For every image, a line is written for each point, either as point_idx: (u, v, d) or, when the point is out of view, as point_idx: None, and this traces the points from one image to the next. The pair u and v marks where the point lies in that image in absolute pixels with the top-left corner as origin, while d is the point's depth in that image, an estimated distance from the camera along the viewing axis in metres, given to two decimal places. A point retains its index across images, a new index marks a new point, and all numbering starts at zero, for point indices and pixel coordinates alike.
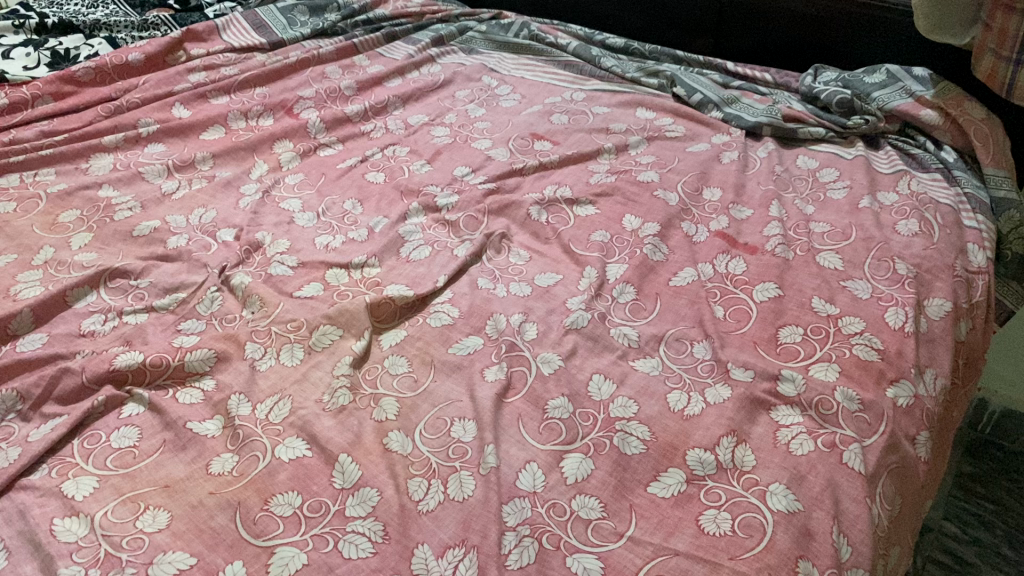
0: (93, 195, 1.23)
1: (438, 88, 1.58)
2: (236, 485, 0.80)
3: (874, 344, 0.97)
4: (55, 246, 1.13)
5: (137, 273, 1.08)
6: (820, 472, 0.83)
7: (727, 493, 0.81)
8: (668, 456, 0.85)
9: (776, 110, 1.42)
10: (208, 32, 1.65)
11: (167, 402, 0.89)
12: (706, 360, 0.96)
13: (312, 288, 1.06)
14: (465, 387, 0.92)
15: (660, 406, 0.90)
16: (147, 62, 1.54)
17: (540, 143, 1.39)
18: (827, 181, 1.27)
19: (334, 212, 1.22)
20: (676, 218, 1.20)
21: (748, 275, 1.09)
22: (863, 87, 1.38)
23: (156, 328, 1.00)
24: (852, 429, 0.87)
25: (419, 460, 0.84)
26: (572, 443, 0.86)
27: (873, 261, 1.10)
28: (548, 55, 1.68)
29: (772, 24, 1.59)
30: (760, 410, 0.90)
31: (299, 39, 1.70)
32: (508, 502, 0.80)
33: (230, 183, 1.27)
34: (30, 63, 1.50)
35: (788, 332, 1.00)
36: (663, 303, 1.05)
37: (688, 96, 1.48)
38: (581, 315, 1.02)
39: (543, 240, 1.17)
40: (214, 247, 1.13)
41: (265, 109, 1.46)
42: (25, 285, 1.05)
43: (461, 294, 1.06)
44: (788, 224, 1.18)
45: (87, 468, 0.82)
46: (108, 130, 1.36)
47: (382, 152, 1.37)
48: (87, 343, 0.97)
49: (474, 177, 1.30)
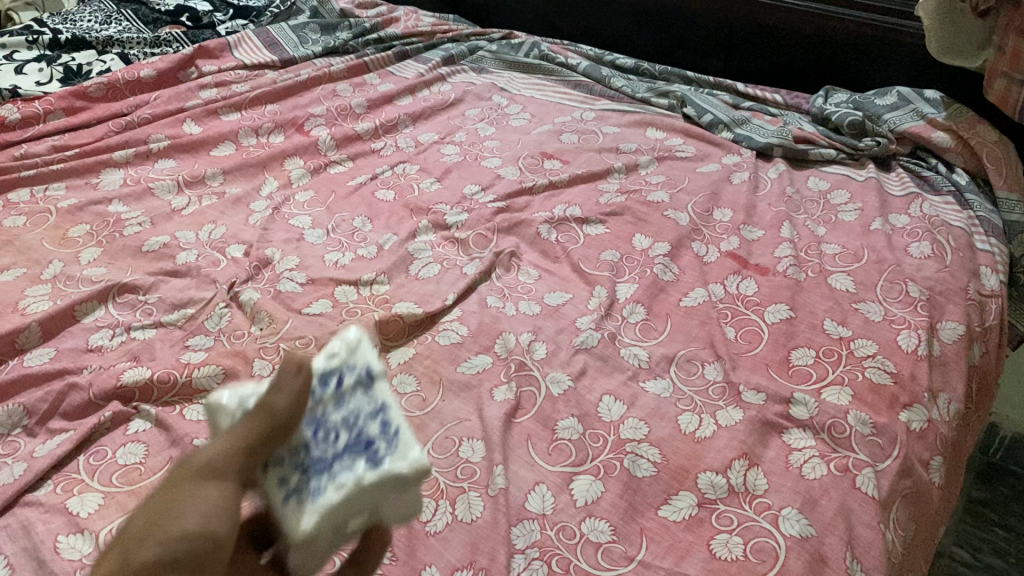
0: (103, 211, 1.23)
1: (448, 107, 1.58)
2: None
3: (887, 367, 0.96)
4: (64, 260, 1.13)
5: (145, 288, 1.08)
6: (833, 497, 0.82)
7: (739, 517, 0.80)
8: (680, 479, 0.84)
9: (787, 131, 1.41)
10: (220, 49, 1.66)
11: (174, 419, 0.89)
12: (718, 382, 0.95)
13: (321, 305, 1.05)
14: (474, 406, 0.92)
15: (671, 428, 0.89)
16: (159, 78, 1.55)
17: (549, 162, 1.39)
18: (838, 203, 1.27)
19: (344, 229, 1.22)
20: (686, 238, 1.19)
21: (760, 296, 1.08)
22: (874, 108, 1.38)
23: (164, 344, 0.99)
24: (865, 453, 0.86)
25: (427, 480, 0.83)
26: (582, 465, 0.85)
27: (885, 283, 1.09)
28: (558, 75, 1.68)
29: (783, 45, 1.59)
30: (771, 433, 0.89)
31: (310, 57, 1.70)
32: (517, 524, 0.79)
33: (240, 200, 1.27)
34: (42, 79, 1.51)
35: (801, 354, 0.99)
36: (674, 324, 1.04)
37: (699, 116, 1.48)
38: (590, 334, 1.01)
39: (552, 259, 1.17)
40: (223, 263, 1.13)
41: (275, 125, 1.46)
42: (33, 299, 1.05)
43: (470, 312, 1.06)
44: (800, 245, 1.17)
45: (92, 484, 0.82)
46: (119, 146, 1.36)
47: (392, 170, 1.37)
48: (95, 358, 0.97)
49: (484, 195, 1.30)
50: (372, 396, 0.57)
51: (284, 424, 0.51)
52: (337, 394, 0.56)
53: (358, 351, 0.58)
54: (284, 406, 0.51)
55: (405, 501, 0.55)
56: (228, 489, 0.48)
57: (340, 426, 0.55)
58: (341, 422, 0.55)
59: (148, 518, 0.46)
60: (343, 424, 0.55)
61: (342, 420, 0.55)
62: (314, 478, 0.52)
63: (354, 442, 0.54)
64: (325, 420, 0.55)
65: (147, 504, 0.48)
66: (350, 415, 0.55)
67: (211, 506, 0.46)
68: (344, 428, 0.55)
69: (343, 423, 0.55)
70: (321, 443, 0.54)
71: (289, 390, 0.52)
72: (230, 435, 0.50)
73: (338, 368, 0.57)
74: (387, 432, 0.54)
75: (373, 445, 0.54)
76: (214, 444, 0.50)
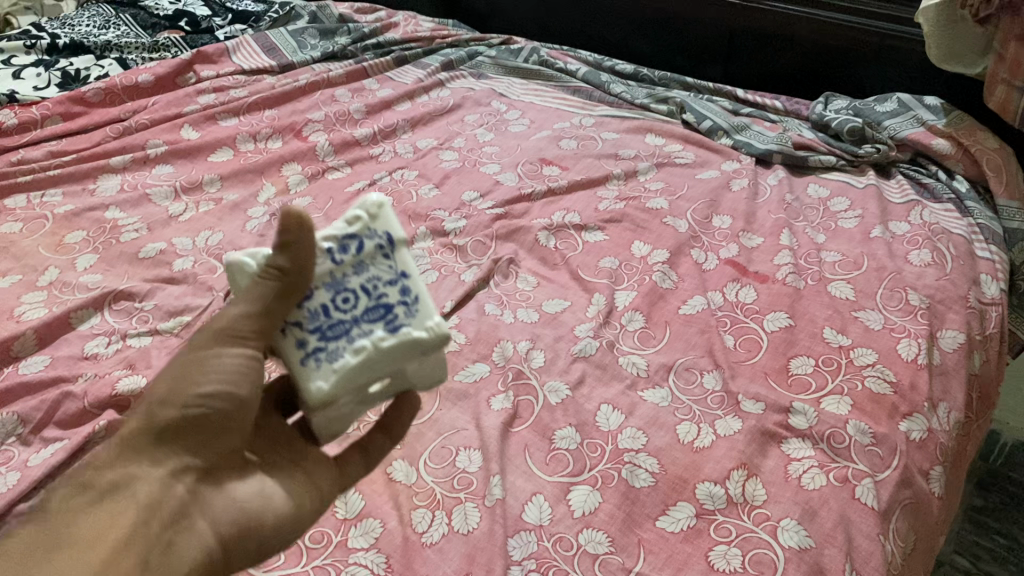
0: (100, 217, 1.22)
1: (447, 112, 1.58)
2: None
3: (886, 376, 0.96)
4: (60, 267, 1.12)
5: (142, 295, 1.07)
6: (832, 507, 0.81)
7: (737, 528, 0.79)
8: (678, 490, 0.83)
9: (786, 137, 1.41)
10: (219, 54, 1.66)
11: None
12: (717, 391, 0.94)
13: None
14: (471, 416, 0.91)
15: (669, 437, 0.89)
16: (157, 83, 1.55)
17: (548, 168, 1.39)
18: (838, 210, 1.26)
19: None
20: (685, 245, 1.19)
21: (759, 303, 1.08)
22: (874, 115, 1.38)
23: (160, 351, 0.98)
24: (865, 464, 0.86)
25: (423, 490, 0.83)
26: (579, 475, 0.84)
27: (885, 291, 1.08)
28: (557, 81, 1.67)
29: (783, 50, 1.58)
30: (770, 443, 0.89)
31: (309, 62, 1.70)
32: (514, 535, 0.79)
33: (238, 206, 1.26)
34: (40, 84, 1.51)
35: (800, 363, 0.98)
36: (673, 332, 1.04)
37: (698, 123, 1.48)
38: (589, 342, 1.00)
39: (551, 266, 1.17)
40: (220, 270, 1.12)
41: (273, 131, 1.46)
42: (29, 306, 1.05)
43: (468, 320, 1.05)
44: (799, 253, 1.17)
45: None
46: (116, 151, 1.36)
47: (390, 176, 1.37)
48: (90, 366, 0.96)
49: (483, 202, 1.29)
50: (392, 265, 0.62)
51: (294, 283, 0.56)
52: (357, 259, 0.61)
53: (379, 218, 0.62)
54: (294, 266, 0.56)
55: (420, 361, 0.63)
56: (247, 353, 0.58)
57: (356, 289, 0.60)
58: (359, 286, 0.60)
59: (175, 380, 0.58)
60: (360, 288, 0.60)
61: (360, 278, 0.60)
62: (333, 338, 0.59)
63: (370, 307, 0.60)
64: (345, 282, 0.60)
65: (181, 357, 0.59)
66: (368, 276, 0.61)
67: (223, 380, 0.58)
68: (362, 292, 0.60)
69: (358, 286, 0.60)
70: (341, 307, 0.59)
71: (297, 251, 0.55)
72: (249, 301, 0.57)
73: (358, 234, 0.61)
74: (406, 300, 0.61)
75: (391, 311, 0.61)
76: (236, 307, 0.58)
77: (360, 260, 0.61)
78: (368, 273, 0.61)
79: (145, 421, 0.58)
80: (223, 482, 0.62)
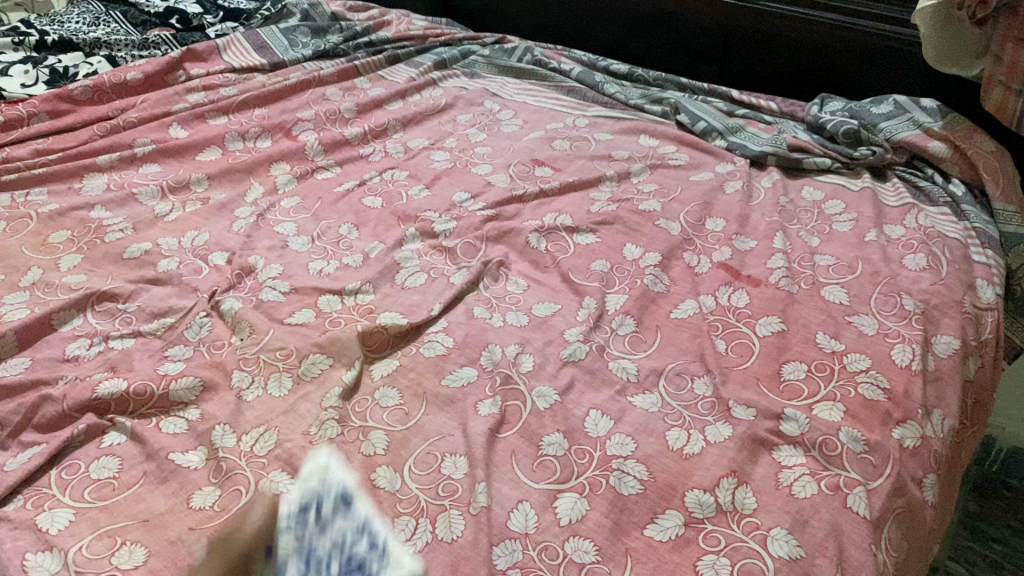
0: (85, 216, 1.21)
1: (439, 112, 1.57)
2: (217, 521, 0.78)
3: (880, 383, 0.94)
4: (43, 267, 1.10)
5: (125, 297, 1.05)
6: (823, 517, 0.80)
7: (726, 537, 0.78)
8: (667, 498, 0.82)
9: (781, 139, 1.39)
10: (209, 52, 1.64)
11: (150, 432, 0.87)
12: (708, 397, 0.93)
13: (304, 314, 1.03)
14: (458, 421, 0.90)
15: (659, 444, 0.87)
16: (146, 82, 1.53)
17: (541, 169, 1.37)
18: (832, 213, 1.25)
19: (330, 237, 1.20)
20: (678, 248, 1.17)
21: (752, 308, 1.06)
22: (870, 117, 1.36)
23: (143, 354, 0.97)
24: (858, 472, 0.84)
25: (407, 497, 0.81)
26: (567, 482, 0.83)
27: (879, 295, 1.07)
28: (550, 80, 1.66)
29: (779, 51, 1.57)
30: (761, 450, 0.87)
31: (300, 60, 1.68)
32: (498, 544, 0.77)
33: (225, 206, 1.25)
34: (28, 81, 1.49)
35: (792, 369, 0.97)
36: (664, 336, 1.02)
37: (692, 124, 1.46)
38: (578, 347, 0.99)
39: (542, 268, 1.15)
40: (206, 271, 1.11)
41: (263, 130, 1.44)
42: (10, 307, 1.03)
43: (456, 323, 1.04)
44: (792, 256, 1.15)
45: (64, 500, 0.80)
46: (103, 150, 1.34)
47: (380, 176, 1.35)
48: (71, 369, 0.95)
49: (473, 203, 1.28)
50: (352, 516, 0.77)
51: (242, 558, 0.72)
52: (319, 523, 0.75)
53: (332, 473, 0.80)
54: (249, 529, 0.74)
55: None
56: None
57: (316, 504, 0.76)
58: (326, 554, 0.72)
59: None
60: (327, 557, 0.72)
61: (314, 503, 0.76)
62: None
63: (343, 569, 0.72)
64: (314, 545, 0.74)
65: None
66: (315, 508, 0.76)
67: None
68: (333, 560, 0.72)
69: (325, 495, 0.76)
70: (319, 566, 0.71)
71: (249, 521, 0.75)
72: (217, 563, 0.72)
73: (316, 498, 0.78)
74: (374, 553, 0.73)
75: (362, 566, 0.72)
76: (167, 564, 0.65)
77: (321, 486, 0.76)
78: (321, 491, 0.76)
79: None
80: None
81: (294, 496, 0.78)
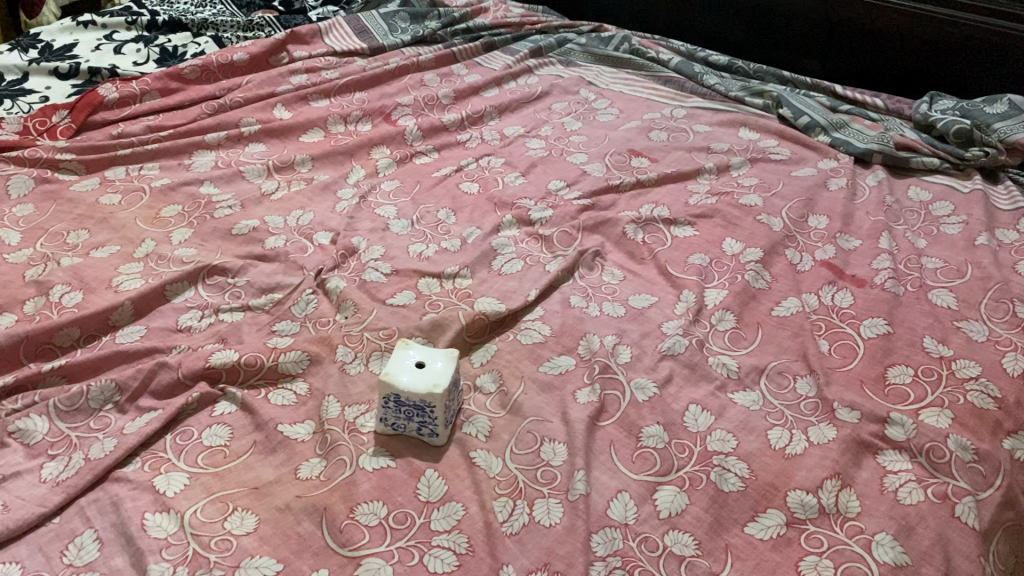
0: (195, 192, 1.25)
1: (535, 100, 1.57)
2: (322, 489, 0.81)
3: (991, 391, 0.92)
4: (156, 240, 1.14)
5: (234, 271, 1.09)
6: (930, 525, 0.78)
7: (830, 539, 0.77)
8: (768, 497, 0.81)
9: (888, 137, 1.36)
10: (311, 35, 1.67)
11: (259, 403, 0.90)
12: (810, 398, 0.92)
13: (404, 296, 1.05)
14: (558, 407, 0.90)
15: (760, 442, 0.86)
16: (251, 63, 1.57)
17: (637, 160, 1.36)
18: (940, 215, 1.22)
19: (428, 221, 1.21)
20: (779, 244, 1.15)
21: (856, 309, 1.04)
22: (984, 117, 1.33)
23: (251, 328, 1.00)
24: (966, 481, 0.82)
25: (505, 479, 0.83)
26: (667, 475, 0.83)
27: (989, 302, 1.04)
28: (648, 71, 1.65)
29: (887, 47, 1.55)
30: (865, 454, 0.86)
31: (398, 46, 1.70)
32: (597, 531, 0.78)
33: (328, 187, 1.28)
34: (139, 60, 1.55)
35: (898, 372, 0.95)
36: (765, 334, 1.01)
37: (795, 118, 1.44)
38: (677, 340, 0.99)
39: (638, 260, 1.15)
40: (310, 250, 1.14)
41: (364, 114, 1.47)
42: (126, 276, 1.07)
43: (553, 312, 1.04)
44: (899, 257, 1.13)
45: (179, 464, 0.83)
46: (211, 128, 1.38)
47: (477, 162, 1.36)
48: (184, 338, 0.99)
49: (569, 192, 1.28)
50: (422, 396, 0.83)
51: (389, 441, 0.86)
52: (408, 408, 0.83)
53: (383, 383, 0.83)
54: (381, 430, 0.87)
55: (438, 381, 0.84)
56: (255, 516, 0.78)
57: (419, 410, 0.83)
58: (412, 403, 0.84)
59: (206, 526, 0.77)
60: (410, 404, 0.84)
61: (403, 422, 0.85)
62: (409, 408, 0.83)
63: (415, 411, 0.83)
64: (399, 396, 0.83)
65: (206, 509, 0.78)
66: (394, 422, 0.85)
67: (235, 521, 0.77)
68: (411, 408, 0.83)
69: (418, 399, 0.82)
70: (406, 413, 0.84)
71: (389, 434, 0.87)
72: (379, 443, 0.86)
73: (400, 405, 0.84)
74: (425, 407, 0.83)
75: (424, 409, 0.83)
76: (269, 480, 0.82)
77: (423, 407, 0.83)
78: (416, 407, 0.83)
79: (194, 525, 0.77)
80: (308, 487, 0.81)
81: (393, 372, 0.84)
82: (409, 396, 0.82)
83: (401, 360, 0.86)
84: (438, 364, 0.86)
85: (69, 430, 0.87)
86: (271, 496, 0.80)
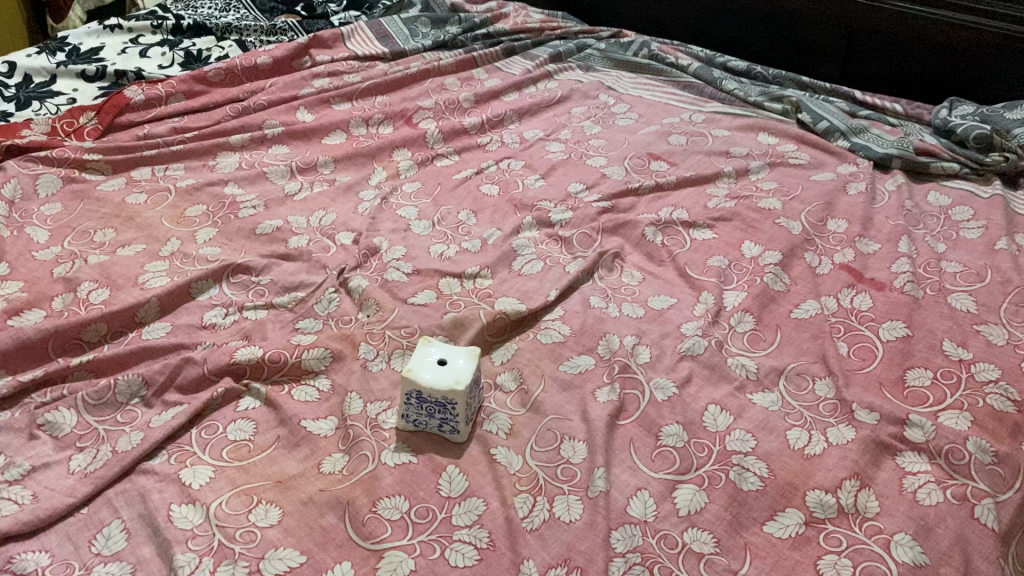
0: (219, 192, 1.27)
1: (554, 104, 1.58)
2: (345, 484, 0.82)
3: (1010, 394, 0.92)
4: (181, 238, 1.16)
5: (259, 270, 1.11)
6: (949, 526, 0.78)
7: (849, 538, 0.77)
8: (787, 496, 0.82)
9: (907, 142, 1.36)
10: (334, 40, 1.69)
11: (283, 399, 0.91)
12: (829, 399, 0.92)
13: (426, 295, 1.06)
14: (578, 405, 0.91)
15: (780, 442, 0.87)
16: (275, 66, 1.59)
17: (656, 163, 1.37)
18: (960, 220, 1.22)
19: (449, 222, 1.23)
20: (799, 247, 1.16)
21: (875, 311, 1.05)
22: (1004, 122, 1.33)
23: (276, 325, 1.02)
24: (986, 483, 0.82)
25: (526, 475, 0.84)
26: (686, 473, 0.84)
27: (1009, 306, 1.04)
28: (666, 75, 1.65)
29: (907, 53, 1.55)
30: (884, 455, 0.86)
31: (419, 50, 1.72)
32: (617, 528, 0.79)
33: (350, 188, 1.29)
34: (165, 63, 1.58)
35: (917, 374, 0.95)
36: (784, 336, 1.01)
37: (814, 123, 1.44)
38: (697, 341, 0.99)
39: (657, 262, 1.16)
40: (333, 250, 1.15)
41: (385, 117, 1.49)
42: (152, 274, 1.08)
43: (573, 312, 1.05)
44: (918, 261, 1.13)
45: (204, 457, 0.84)
46: (236, 130, 1.40)
47: (497, 165, 1.37)
48: (209, 335, 1.00)
49: (589, 194, 1.29)
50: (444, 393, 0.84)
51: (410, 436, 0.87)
52: (429, 404, 0.84)
53: (405, 380, 0.84)
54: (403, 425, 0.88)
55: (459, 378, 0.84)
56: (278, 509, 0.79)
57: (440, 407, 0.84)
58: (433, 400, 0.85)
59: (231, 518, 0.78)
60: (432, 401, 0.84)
61: (424, 418, 0.86)
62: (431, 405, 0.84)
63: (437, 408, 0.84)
64: (420, 393, 0.84)
65: (231, 501, 0.80)
66: (416, 418, 0.86)
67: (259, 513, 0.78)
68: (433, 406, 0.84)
69: (440, 396, 0.83)
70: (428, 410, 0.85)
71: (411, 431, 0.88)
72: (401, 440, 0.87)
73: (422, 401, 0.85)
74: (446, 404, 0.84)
75: (446, 406, 0.84)
76: (292, 475, 0.83)
77: (445, 403, 0.84)
78: (438, 403, 0.84)
79: (218, 516, 0.78)
80: (329, 481, 0.83)
81: (416, 368, 0.85)
82: (430, 393, 0.83)
83: (424, 356, 0.87)
84: (459, 361, 0.86)
85: (97, 423, 0.88)
86: (295, 490, 0.81)
